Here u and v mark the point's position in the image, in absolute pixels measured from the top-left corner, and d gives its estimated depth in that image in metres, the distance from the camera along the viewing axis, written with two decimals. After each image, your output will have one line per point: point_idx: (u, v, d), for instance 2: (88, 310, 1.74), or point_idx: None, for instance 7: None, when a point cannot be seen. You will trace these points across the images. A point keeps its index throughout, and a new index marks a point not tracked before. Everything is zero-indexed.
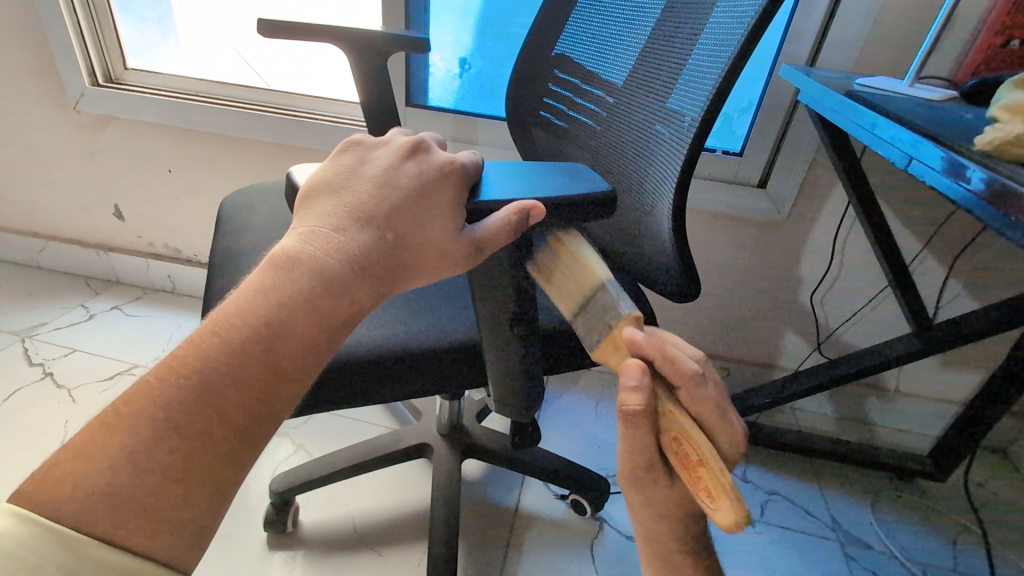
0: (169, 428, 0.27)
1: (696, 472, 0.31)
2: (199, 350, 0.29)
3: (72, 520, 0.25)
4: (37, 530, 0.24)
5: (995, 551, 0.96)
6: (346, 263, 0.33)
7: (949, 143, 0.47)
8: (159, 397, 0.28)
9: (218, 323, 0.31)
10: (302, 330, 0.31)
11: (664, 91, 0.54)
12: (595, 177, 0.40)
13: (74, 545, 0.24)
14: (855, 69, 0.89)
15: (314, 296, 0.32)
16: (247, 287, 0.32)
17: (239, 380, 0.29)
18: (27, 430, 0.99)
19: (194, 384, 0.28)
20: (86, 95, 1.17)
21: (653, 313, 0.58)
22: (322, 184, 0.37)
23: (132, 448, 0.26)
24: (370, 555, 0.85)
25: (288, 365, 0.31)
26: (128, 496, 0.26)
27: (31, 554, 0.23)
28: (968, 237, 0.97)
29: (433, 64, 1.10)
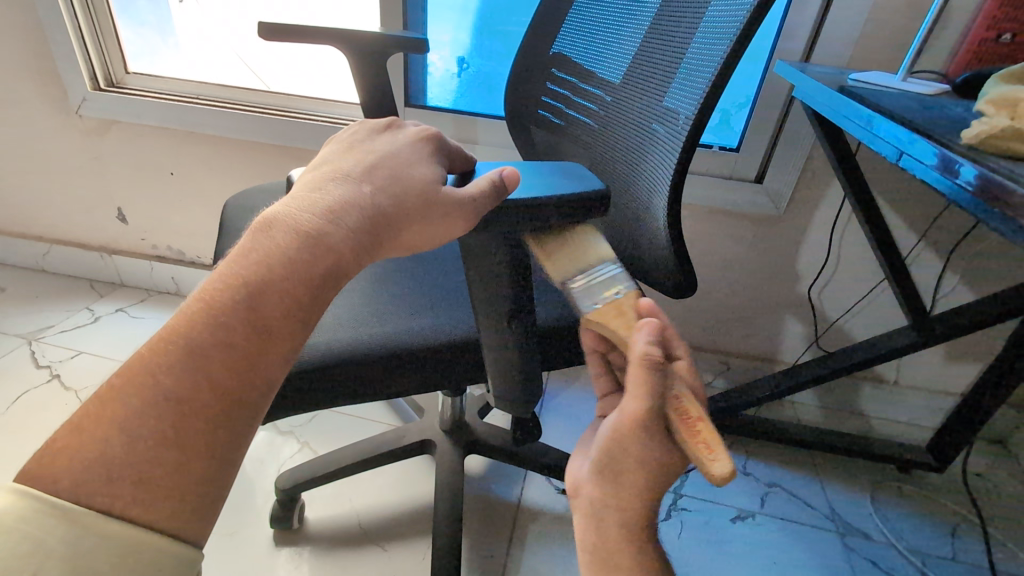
0: (159, 394, 0.28)
1: (694, 426, 0.34)
2: (188, 314, 0.31)
3: (72, 493, 0.26)
4: (37, 502, 0.25)
5: (994, 541, 0.97)
6: (325, 219, 0.35)
7: (939, 139, 0.48)
8: (148, 362, 0.29)
9: (204, 285, 0.32)
10: (284, 285, 0.32)
11: (660, 88, 0.55)
12: (590, 177, 0.41)
13: (74, 517, 0.25)
14: (850, 63, 0.90)
15: (293, 249, 0.33)
16: (232, 254, 0.33)
17: (224, 333, 0.30)
18: (35, 431, 1.01)
19: (181, 350, 0.29)
20: (88, 99, 1.18)
21: (650, 309, 0.59)
22: (309, 168, 0.41)
23: (125, 417, 0.27)
24: (375, 551, 0.86)
25: (271, 319, 0.31)
26: (123, 465, 0.27)
27: (34, 528, 0.24)
28: (964, 229, 0.97)
29: (432, 64, 1.11)
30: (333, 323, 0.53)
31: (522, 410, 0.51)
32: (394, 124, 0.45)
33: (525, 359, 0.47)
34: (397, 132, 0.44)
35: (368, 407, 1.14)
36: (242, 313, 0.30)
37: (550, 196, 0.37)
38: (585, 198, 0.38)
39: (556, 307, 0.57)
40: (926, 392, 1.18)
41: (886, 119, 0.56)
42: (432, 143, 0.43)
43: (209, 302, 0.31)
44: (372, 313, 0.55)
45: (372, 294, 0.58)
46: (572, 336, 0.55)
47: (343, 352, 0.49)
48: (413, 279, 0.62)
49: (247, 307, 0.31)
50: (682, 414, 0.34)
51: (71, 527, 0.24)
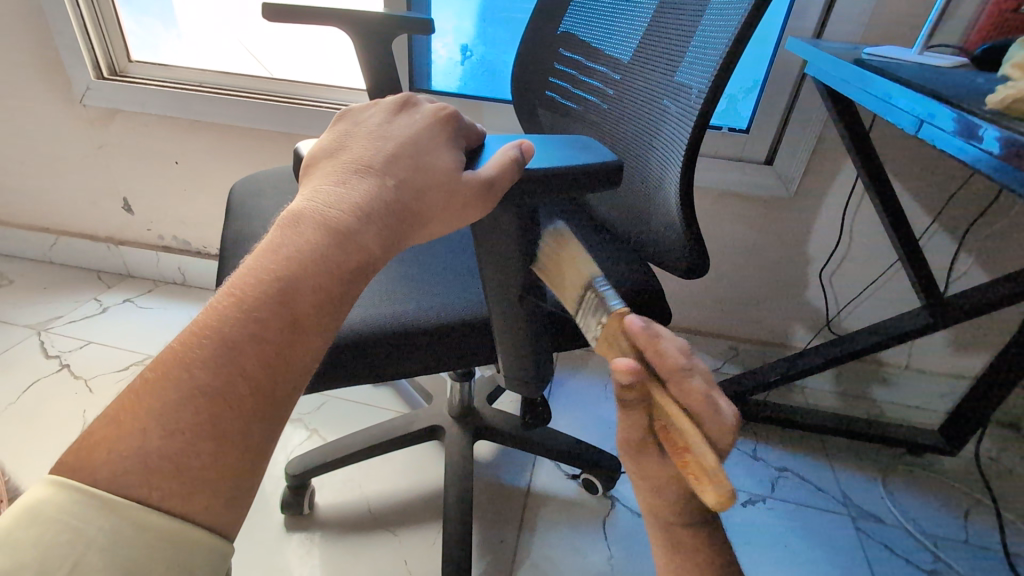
0: (195, 388, 0.27)
1: (681, 457, 0.31)
2: (217, 309, 0.30)
3: (110, 485, 0.25)
4: (81, 492, 0.25)
5: (1008, 524, 0.96)
6: (351, 214, 0.34)
7: (960, 105, 0.47)
8: (183, 357, 0.28)
9: (236, 281, 0.31)
10: (313, 280, 0.31)
11: (671, 65, 0.54)
12: (601, 148, 0.39)
13: (112, 508, 0.25)
14: (863, 40, 0.88)
15: (321, 244, 0.32)
16: (259, 248, 0.33)
17: (259, 329, 0.29)
18: (46, 421, 1.01)
19: (215, 343, 0.29)
20: (92, 88, 1.17)
21: (661, 289, 0.58)
22: (327, 153, 0.40)
23: (161, 410, 0.27)
24: (386, 535, 0.87)
25: (304, 314, 0.30)
26: (159, 457, 0.26)
27: (73, 520, 0.24)
28: (979, 208, 0.96)
29: (436, 51, 1.10)
30: None
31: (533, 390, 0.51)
32: (408, 103, 0.43)
33: (536, 338, 0.46)
34: (414, 112, 0.42)
35: (376, 394, 1.14)
36: (278, 308, 0.30)
37: (554, 168, 0.36)
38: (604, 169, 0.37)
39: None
40: (937, 376, 1.17)
41: (904, 88, 0.54)
42: (449, 124, 0.41)
43: (244, 299, 0.30)
44: (378, 293, 0.54)
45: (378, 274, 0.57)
46: None
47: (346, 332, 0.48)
48: (422, 259, 0.62)
49: (281, 303, 0.30)
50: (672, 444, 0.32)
51: (112, 519, 0.24)
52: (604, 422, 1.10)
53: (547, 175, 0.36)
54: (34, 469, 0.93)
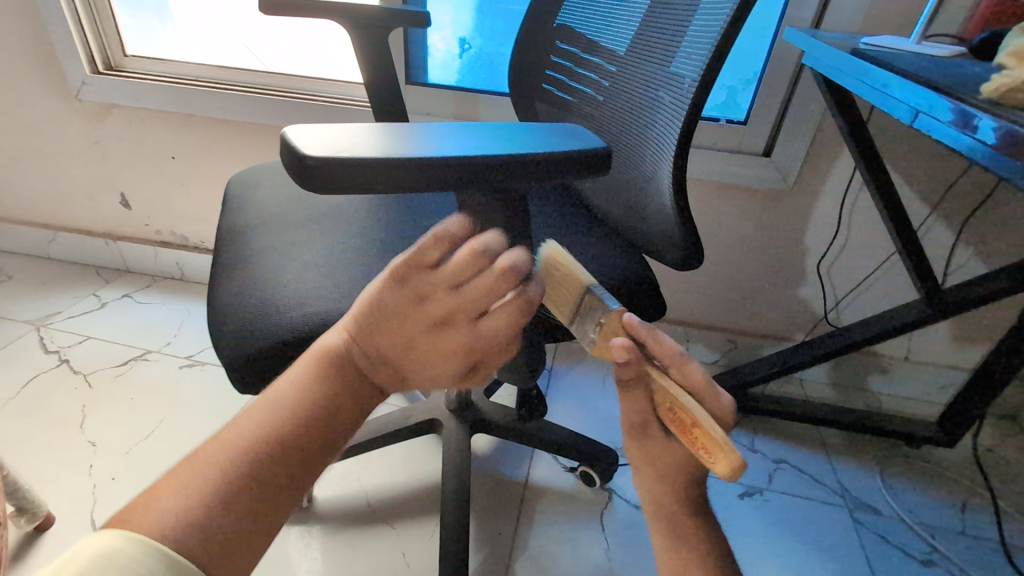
0: (240, 472, 0.29)
1: (693, 433, 0.37)
2: (260, 421, 0.31)
3: (170, 542, 0.26)
4: (149, 546, 0.26)
5: (1005, 515, 0.97)
6: (376, 358, 0.33)
7: (955, 94, 0.47)
8: (232, 447, 0.30)
9: (267, 415, 0.31)
10: (340, 427, 0.32)
11: (666, 55, 0.54)
12: (588, 136, 0.39)
13: (177, 566, 0.25)
14: (861, 30, 0.87)
15: (350, 390, 0.33)
16: (300, 377, 0.33)
17: (296, 472, 0.30)
18: (45, 416, 1.02)
19: (264, 434, 0.30)
20: (87, 83, 1.17)
21: (655, 280, 0.58)
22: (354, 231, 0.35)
23: (213, 481, 0.28)
24: (384, 528, 0.87)
25: (327, 452, 0.31)
26: (209, 522, 0.27)
27: (142, 574, 0.25)
28: (978, 198, 0.95)
29: (433, 44, 1.09)
30: (335, 292, 0.52)
31: (525, 379, 0.51)
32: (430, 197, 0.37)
33: None
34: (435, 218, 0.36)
35: None
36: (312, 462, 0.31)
37: (541, 154, 0.35)
38: (587, 156, 0.36)
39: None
40: (936, 368, 1.16)
41: (900, 77, 0.54)
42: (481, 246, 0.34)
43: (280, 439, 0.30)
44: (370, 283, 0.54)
45: (369, 265, 0.57)
46: None
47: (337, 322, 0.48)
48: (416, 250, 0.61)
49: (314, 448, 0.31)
50: (682, 425, 0.38)
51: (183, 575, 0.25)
52: (601, 414, 1.10)
53: (527, 161, 0.35)
54: (34, 464, 0.93)
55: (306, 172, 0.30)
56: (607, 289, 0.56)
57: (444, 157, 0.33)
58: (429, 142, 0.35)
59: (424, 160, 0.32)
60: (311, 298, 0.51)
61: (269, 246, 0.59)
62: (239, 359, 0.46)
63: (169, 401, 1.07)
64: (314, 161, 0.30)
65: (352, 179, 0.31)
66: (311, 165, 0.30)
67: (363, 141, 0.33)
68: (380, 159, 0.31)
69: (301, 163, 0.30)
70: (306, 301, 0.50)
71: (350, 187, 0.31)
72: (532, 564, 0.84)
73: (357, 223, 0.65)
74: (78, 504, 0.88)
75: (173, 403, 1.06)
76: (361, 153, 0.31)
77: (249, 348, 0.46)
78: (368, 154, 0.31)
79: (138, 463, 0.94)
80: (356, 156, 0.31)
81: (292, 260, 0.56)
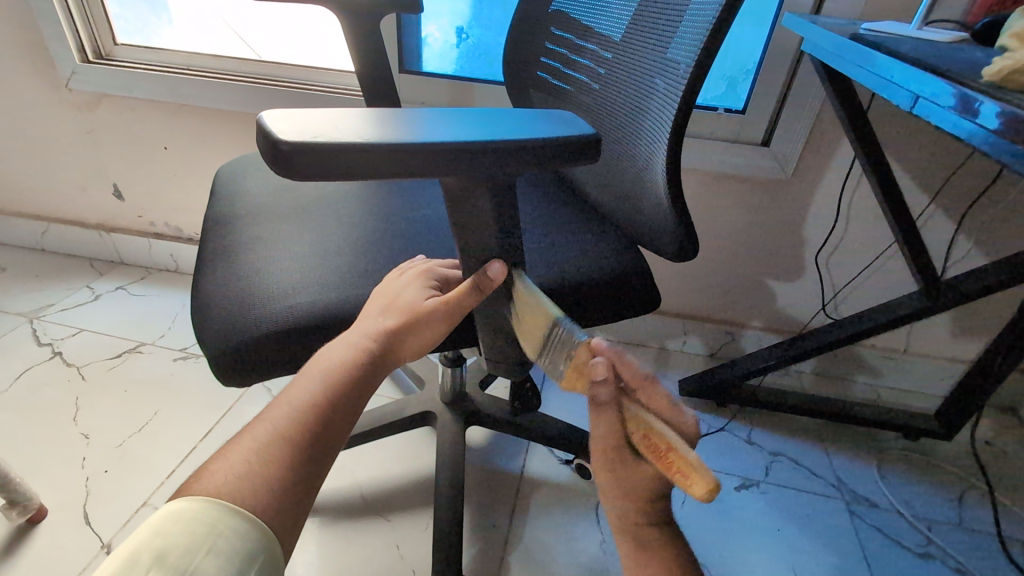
0: (281, 451, 0.37)
1: (666, 458, 0.35)
2: (300, 400, 0.40)
3: (230, 495, 0.35)
4: (246, 521, 0.34)
5: (1001, 507, 0.96)
6: (375, 361, 0.43)
7: (956, 79, 0.45)
8: (275, 430, 0.38)
9: (290, 408, 0.40)
10: (342, 418, 0.41)
11: (661, 40, 0.52)
12: (577, 122, 0.38)
13: (235, 509, 0.34)
14: (862, 17, 0.86)
15: (353, 386, 0.41)
16: (333, 363, 0.42)
17: (309, 468, 0.38)
18: (38, 408, 1.01)
19: (300, 421, 0.39)
20: (77, 72, 1.15)
21: (648, 271, 0.57)
22: (389, 283, 0.49)
23: (262, 457, 0.37)
24: (378, 521, 0.87)
25: (327, 438, 0.39)
26: (261, 486, 0.36)
27: (208, 518, 0.33)
28: (979, 188, 0.94)
29: (428, 33, 1.08)
30: (321, 283, 0.51)
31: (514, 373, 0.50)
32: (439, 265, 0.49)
33: (516, 317, 0.45)
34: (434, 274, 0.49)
35: None
36: (317, 454, 0.38)
37: (524, 140, 0.34)
38: (573, 143, 0.35)
39: (544, 269, 0.56)
40: (935, 360, 1.16)
41: (899, 62, 0.53)
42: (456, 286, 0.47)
43: (298, 430, 0.39)
44: (358, 276, 0.53)
45: (357, 256, 0.56)
46: (566, 297, 0.53)
47: (323, 314, 0.47)
48: (406, 241, 0.60)
49: (321, 444, 0.39)
50: (654, 448, 0.36)
51: (273, 541, 0.34)
52: None
53: (511, 147, 0.34)
54: (26, 457, 0.93)
55: (280, 157, 0.29)
56: (599, 280, 0.55)
57: (424, 143, 0.32)
58: (410, 127, 0.33)
59: (404, 145, 0.31)
60: (297, 291, 0.50)
61: (256, 237, 0.58)
62: (222, 353, 0.45)
63: (163, 394, 1.06)
64: (288, 145, 0.29)
65: (329, 165, 0.30)
66: (285, 151, 0.29)
67: (340, 126, 0.32)
68: (357, 144, 0.30)
69: (275, 148, 0.29)
70: (292, 293, 0.49)
71: (328, 174, 0.30)
72: (527, 557, 0.84)
73: (347, 214, 0.64)
74: (71, 496, 0.87)
75: (167, 396, 1.06)
76: (338, 138, 0.30)
77: (232, 341, 0.45)
78: (345, 139, 0.30)
79: (131, 456, 0.94)
80: (332, 141, 0.30)
81: (279, 252, 0.55)
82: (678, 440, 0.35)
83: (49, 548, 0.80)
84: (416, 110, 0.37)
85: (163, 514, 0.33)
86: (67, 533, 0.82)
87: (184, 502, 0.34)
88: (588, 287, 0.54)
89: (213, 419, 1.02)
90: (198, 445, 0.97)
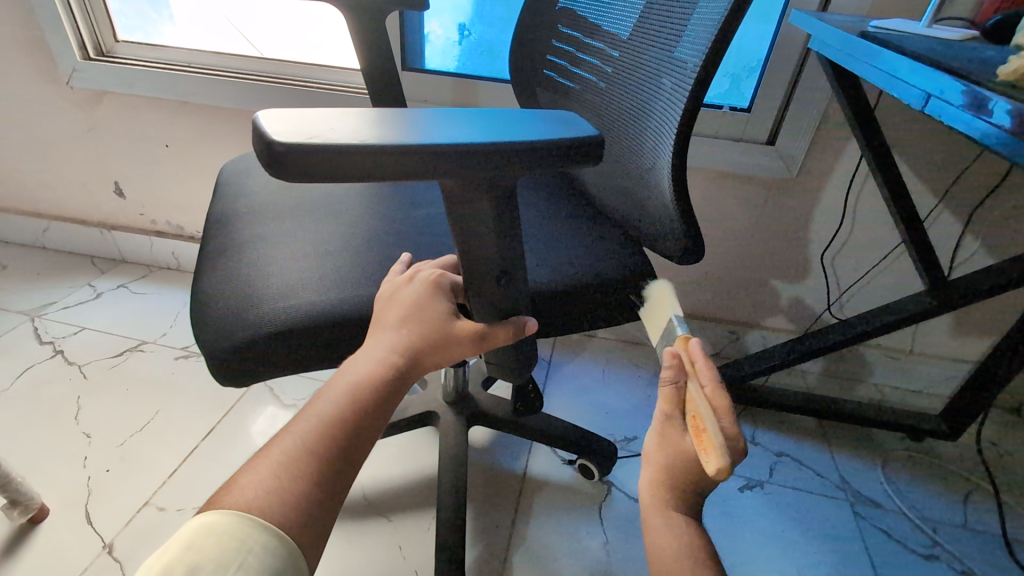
0: (309, 465, 0.37)
1: (701, 437, 0.39)
2: (328, 414, 0.39)
3: (258, 511, 0.35)
4: (275, 537, 0.34)
5: (1007, 509, 0.96)
6: (399, 374, 0.42)
7: (968, 76, 0.45)
8: (305, 443, 0.38)
9: (317, 421, 0.39)
10: (370, 433, 0.40)
11: (669, 39, 0.51)
12: (579, 122, 0.37)
13: (265, 524, 0.34)
14: (869, 14, 0.85)
15: (380, 400, 0.41)
16: (358, 377, 0.41)
17: (335, 483, 0.38)
18: (40, 406, 1.01)
19: (326, 436, 0.38)
20: (78, 70, 1.15)
21: (653, 273, 0.57)
22: (404, 285, 0.47)
23: (290, 473, 0.36)
24: (381, 521, 0.86)
25: (355, 452, 0.39)
26: (288, 503, 0.35)
27: (238, 532, 0.33)
28: (987, 186, 0.93)
29: (431, 31, 1.07)
30: (319, 282, 0.50)
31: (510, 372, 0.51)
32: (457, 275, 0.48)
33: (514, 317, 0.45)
34: (450, 283, 0.47)
35: None
36: (343, 466, 0.38)
37: (523, 141, 0.33)
38: (576, 145, 0.34)
39: (543, 269, 0.55)
40: (940, 360, 1.15)
41: (909, 59, 0.52)
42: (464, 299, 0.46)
43: (328, 445, 0.38)
44: (358, 276, 0.52)
45: (360, 256, 0.55)
46: (569, 299, 0.53)
47: (321, 315, 0.47)
48: (409, 242, 0.60)
49: (349, 460, 0.38)
50: (695, 426, 0.40)
51: (299, 557, 0.34)
52: (601, 407, 1.09)
53: (509, 149, 0.33)
54: (29, 455, 0.93)
55: (275, 159, 0.29)
56: (603, 283, 0.54)
57: (420, 144, 0.31)
58: (410, 128, 0.33)
59: (403, 146, 0.30)
60: (295, 290, 0.49)
61: (257, 236, 0.57)
62: (220, 353, 0.45)
63: (165, 393, 1.06)
64: (283, 147, 0.29)
65: (326, 168, 0.29)
66: (279, 152, 0.29)
67: (335, 126, 0.31)
68: (355, 145, 0.30)
69: (270, 149, 0.29)
70: (290, 293, 0.49)
71: (321, 174, 0.29)
72: (530, 558, 0.83)
73: (350, 214, 0.64)
74: (72, 496, 0.87)
75: (169, 395, 1.05)
76: (332, 139, 0.30)
77: (229, 342, 0.45)
78: (340, 140, 0.30)
79: (132, 455, 0.94)
80: (329, 142, 0.29)
81: (279, 250, 0.55)
82: (711, 421, 0.39)
83: (52, 548, 0.80)
84: (416, 109, 0.36)
85: (193, 529, 0.33)
86: (69, 533, 0.82)
87: (213, 515, 0.34)
88: (591, 289, 0.54)
89: (216, 418, 1.02)
90: (200, 444, 0.97)
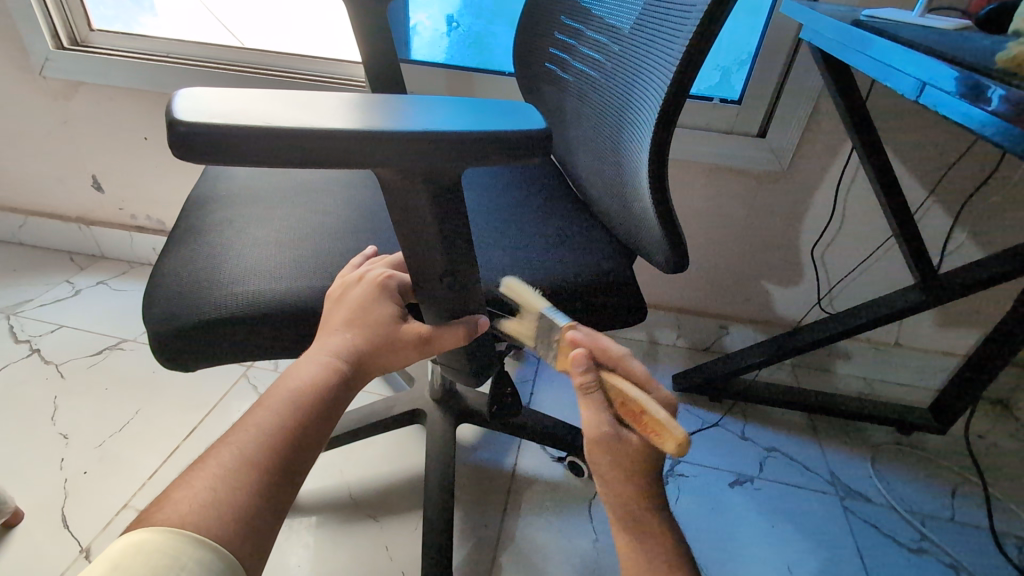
0: (246, 476, 0.36)
1: (641, 418, 0.41)
2: (269, 425, 0.38)
3: (193, 526, 0.33)
4: (212, 552, 0.32)
5: (994, 502, 0.96)
6: (343, 381, 0.42)
7: (963, 63, 0.44)
8: (242, 454, 0.36)
9: (257, 431, 0.38)
10: (313, 442, 0.39)
11: (651, 30, 0.47)
12: (529, 115, 0.35)
13: (200, 539, 0.32)
14: (861, 4, 0.83)
15: (324, 408, 0.40)
16: (301, 386, 0.40)
17: (274, 491, 0.36)
18: (14, 406, 0.98)
19: (265, 445, 0.37)
20: (51, 60, 1.11)
21: (633, 277, 0.55)
22: (351, 286, 0.46)
23: (227, 484, 0.35)
24: (367, 522, 0.85)
25: (297, 461, 0.38)
26: (225, 515, 0.34)
27: (171, 548, 0.31)
28: (977, 180, 0.93)
29: (418, 22, 1.04)
30: (280, 271, 0.48)
31: (471, 369, 0.50)
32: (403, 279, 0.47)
33: (472, 308, 0.43)
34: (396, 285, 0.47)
35: None
36: (284, 476, 0.37)
37: (452, 133, 0.31)
38: (513, 139, 0.32)
39: (520, 271, 0.53)
40: (929, 354, 1.15)
41: (902, 48, 0.51)
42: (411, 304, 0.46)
43: (269, 456, 0.37)
44: (323, 266, 0.50)
45: (339, 251, 0.54)
46: (545, 297, 0.51)
47: (271, 304, 0.45)
48: (393, 235, 0.58)
49: (290, 469, 0.37)
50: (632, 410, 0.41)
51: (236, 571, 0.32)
52: None
53: (438, 140, 0.31)
54: (1, 457, 0.90)
55: (177, 139, 0.27)
56: (582, 283, 0.52)
57: (336, 128, 0.29)
58: (336, 113, 0.31)
59: (317, 130, 0.29)
60: (253, 278, 0.47)
61: (226, 222, 0.55)
62: (167, 335, 0.43)
63: (144, 392, 1.03)
64: (186, 127, 0.27)
65: (231, 152, 0.28)
66: (183, 133, 0.27)
67: (251, 108, 0.29)
68: (261, 128, 0.28)
69: (173, 128, 0.27)
70: (245, 279, 0.47)
71: (227, 158, 0.28)
72: (520, 557, 0.82)
73: (328, 205, 0.61)
74: (47, 499, 0.84)
75: (148, 394, 1.03)
76: (241, 121, 0.28)
77: (175, 323, 0.43)
78: (250, 122, 0.28)
79: (111, 457, 0.91)
80: (236, 124, 0.28)
81: (244, 238, 0.53)
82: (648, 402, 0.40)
83: (25, 553, 0.78)
84: (345, 94, 0.35)
85: (119, 550, 0.31)
86: (43, 537, 0.80)
87: (144, 534, 0.32)
88: (569, 290, 0.52)
89: (197, 418, 0.99)
90: (181, 444, 0.94)
